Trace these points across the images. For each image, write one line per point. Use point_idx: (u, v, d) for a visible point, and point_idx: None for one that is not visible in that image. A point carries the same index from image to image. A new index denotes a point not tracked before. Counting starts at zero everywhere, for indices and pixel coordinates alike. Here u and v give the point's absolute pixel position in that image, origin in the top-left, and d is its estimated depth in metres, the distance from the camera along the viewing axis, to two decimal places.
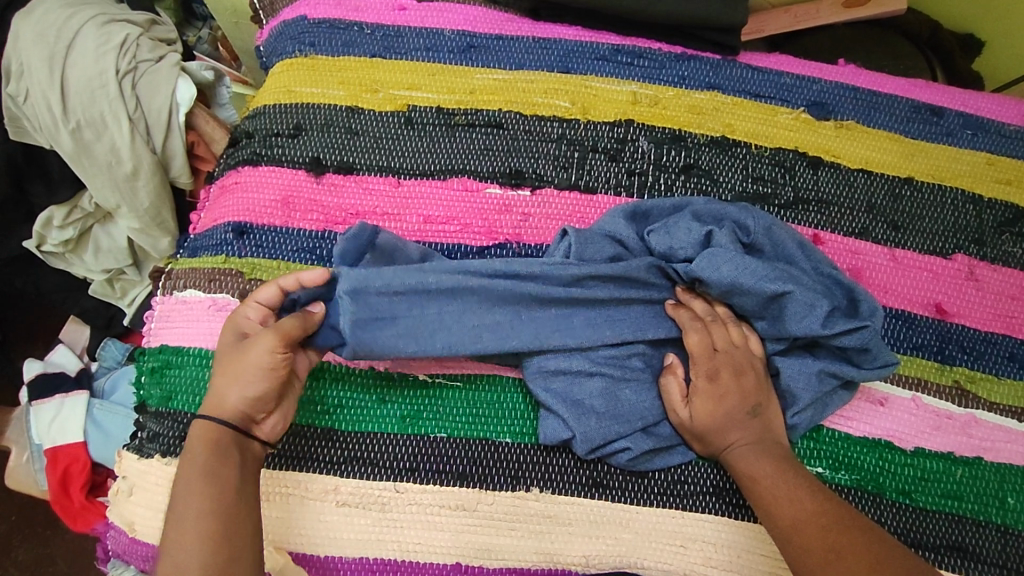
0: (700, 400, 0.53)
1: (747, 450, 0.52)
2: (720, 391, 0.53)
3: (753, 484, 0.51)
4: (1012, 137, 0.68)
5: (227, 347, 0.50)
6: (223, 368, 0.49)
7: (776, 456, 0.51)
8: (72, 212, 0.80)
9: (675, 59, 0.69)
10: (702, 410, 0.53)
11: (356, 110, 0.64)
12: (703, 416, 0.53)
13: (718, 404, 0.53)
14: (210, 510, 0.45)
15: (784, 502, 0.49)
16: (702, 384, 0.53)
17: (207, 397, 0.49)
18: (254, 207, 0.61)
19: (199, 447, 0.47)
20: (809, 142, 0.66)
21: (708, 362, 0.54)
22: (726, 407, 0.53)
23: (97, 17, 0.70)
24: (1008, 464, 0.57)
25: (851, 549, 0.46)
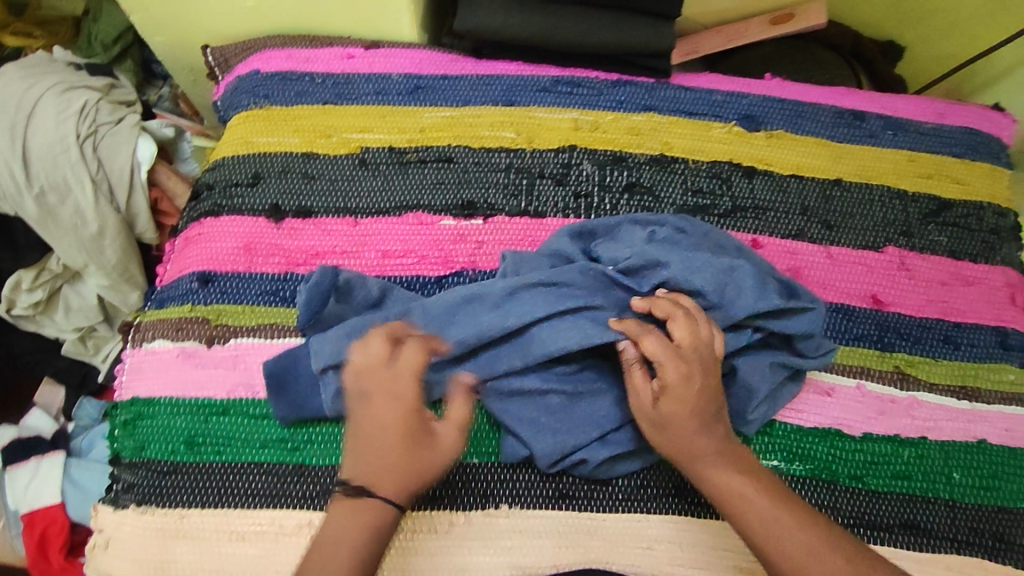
0: (665, 403, 0.52)
1: (715, 455, 0.52)
2: (686, 390, 0.52)
3: (722, 490, 0.51)
4: (930, 134, 0.73)
5: (411, 429, 0.49)
6: (403, 453, 0.48)
7: (740, 461, 0.53)
8: (41, 273, 0.80)
9: (612, 85, 0.72)
10: (669, 413, 0.52)
11: (312, 155, 0.67)
12: (669, 418, 0.52)
13: (686, 408, 0.52)
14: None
15: (755, 505, 0.50)
16: (671, 386, 0.52)
17: (398, 484, 0.48)
18: (217, 255, 0.63)
19: (362, 521, 0.47)
20: (743, 154, 0.70)
21: (674, 363, 0.52)
22: (694, 410, 0.52)
23: (56, 85, 0.73)
24: (951, 441, 0.61)
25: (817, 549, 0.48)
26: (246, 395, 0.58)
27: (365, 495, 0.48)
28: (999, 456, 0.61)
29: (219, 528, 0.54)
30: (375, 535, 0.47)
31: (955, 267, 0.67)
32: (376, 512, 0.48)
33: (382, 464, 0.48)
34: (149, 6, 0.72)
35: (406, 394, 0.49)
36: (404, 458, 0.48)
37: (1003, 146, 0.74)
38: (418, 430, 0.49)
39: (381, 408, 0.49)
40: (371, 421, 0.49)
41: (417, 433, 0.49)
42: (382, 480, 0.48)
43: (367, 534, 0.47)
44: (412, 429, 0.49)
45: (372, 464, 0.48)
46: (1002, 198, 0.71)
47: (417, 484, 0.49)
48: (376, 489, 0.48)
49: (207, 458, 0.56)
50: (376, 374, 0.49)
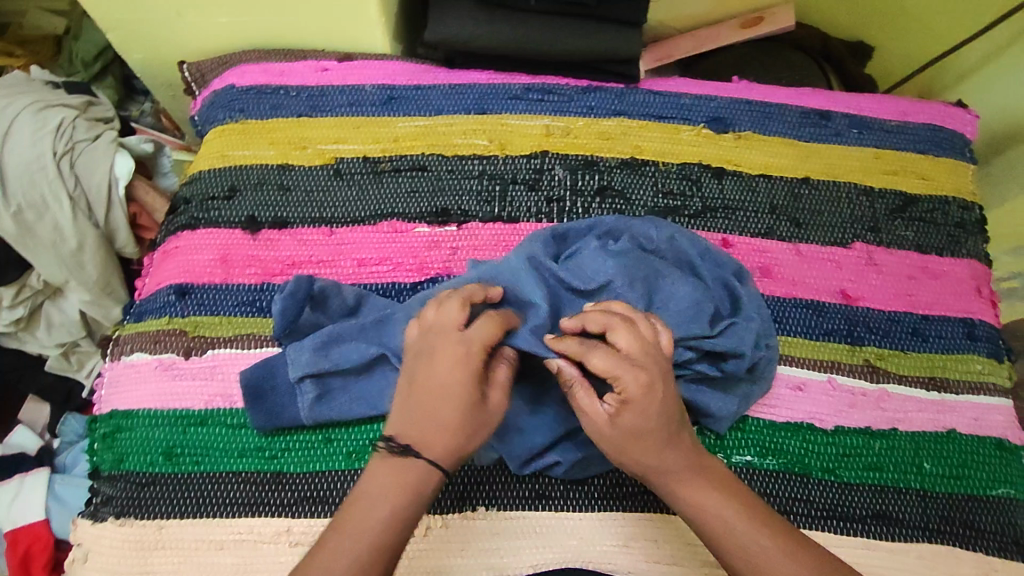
0: (627, 419, 0.48)
1: (685, 472, 0.49)
2: (648, 403, 0.47)
3: (692, 505, 0.49)
4: (895, 131, 0.74)
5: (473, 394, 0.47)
6: (460, 419, 0.47)
7: (711, 474, 0.50)
8: (22, 291, 0.80)
9: (582, 92, 0.73)
10: (631, 427, 0.48)
11: (287, 167, 0.68)
12: (628, 434, 0.48)
13: (649, 424, 0.48)
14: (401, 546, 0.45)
15: (726, 523, 0.48)
16: (634, 400, 0.47)
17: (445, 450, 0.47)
18: (195, 268, 0.64)
19: (403, 485, 0.46)
20: (711, 155, 0.71)
21: (635, 373, 0.47)
22: (655, 427, 0.48)
23: (32, 103, 0.73)
24: (921, 432, 0.62)
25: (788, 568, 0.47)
26: (224, 405, 0.58)
27: (411, 457, 0.46)
28: (968, 445, 0.62)
29: (199, 537, 0.55)
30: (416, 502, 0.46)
31: (923, 260, 0.69)
32: (423, 477, 0.46)
33: (435, 427, 0.47)
34: (124, 24, 0.73)
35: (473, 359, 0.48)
36: (457, 424, 0.47)
37: (967, 142, 0.75)
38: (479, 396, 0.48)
39: (445, 367, 0.47)
40: (430, 381, 0.47)
41: (475, 401, 0.47)
42: (433, 443, 0.46)
43: (407, 497, 0.46)
44: (474, 394, 0.47)
45: (423, 427, 0.47)
46: (966, 192, 0.72)
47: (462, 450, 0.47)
48: (425, 453, 0.46)
49: (186, 468, 0.57)
50: (442, 338, 0.48)
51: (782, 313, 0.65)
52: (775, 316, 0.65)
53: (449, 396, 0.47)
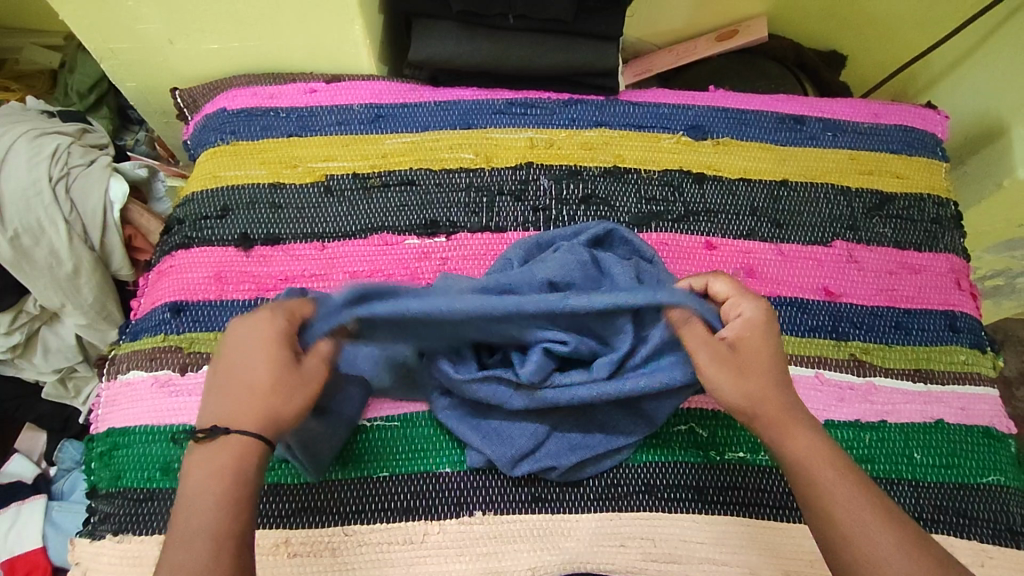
0: (744, 346, 0.51)
1: (794, 416, 0.49)
2: (764, 329, 0.52)
3: (788, 450, 0.48)
4: (868, 134, 0.76)
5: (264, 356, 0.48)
6: (259, 379, 0.47)
7: (816, 430, 0.50)
8: (18, 317, 0.80)
9: (564, 105, 0.75)
10: (746, 346, 0.51)
11: (278, 185, 0.70)
12: (746, 355, 0.51)
13: (765, 353, 0.51)
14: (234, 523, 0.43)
15: (821, 470, 0.47)
16: (752, 322, 0.52)
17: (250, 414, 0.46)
18: (188, 285, 0.65)
19: (223, 460, 0.45)
20: (691, 161, 0.73)
21: (749, 299, 0.53)
22: (767, 350, 0.51)
23: (28, 131, 0.75)
24: (910, 423, 0.63)
25: (873, 527, 0.44)
26: None
27: (222, 435, 0.46)
28: (957, 435, 0.63)
29: None
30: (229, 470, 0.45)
31: (901, 256, 0.70)
32: (240, 446, 0.46)
33: (240, 398, 0.47)
34: (117, 53, 0.75)
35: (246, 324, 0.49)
36: (256, 386, 0.47)
37: (938, 141, 0.78)
38: (269, 354, 0.48)
39: (238, 342, 0.49)
40: (232, 360, 0.48)
41: (275, 357, 0.48)
42: (236, 412, 0.46)
43: (225, 479, 0.44)
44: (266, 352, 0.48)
45: (233, 402, 0.47)
46: (940, 189, 0.74)
47: (275, 415, 0.47)
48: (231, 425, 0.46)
49: None
50: (247, 322, 0.50)
51: None
52: None
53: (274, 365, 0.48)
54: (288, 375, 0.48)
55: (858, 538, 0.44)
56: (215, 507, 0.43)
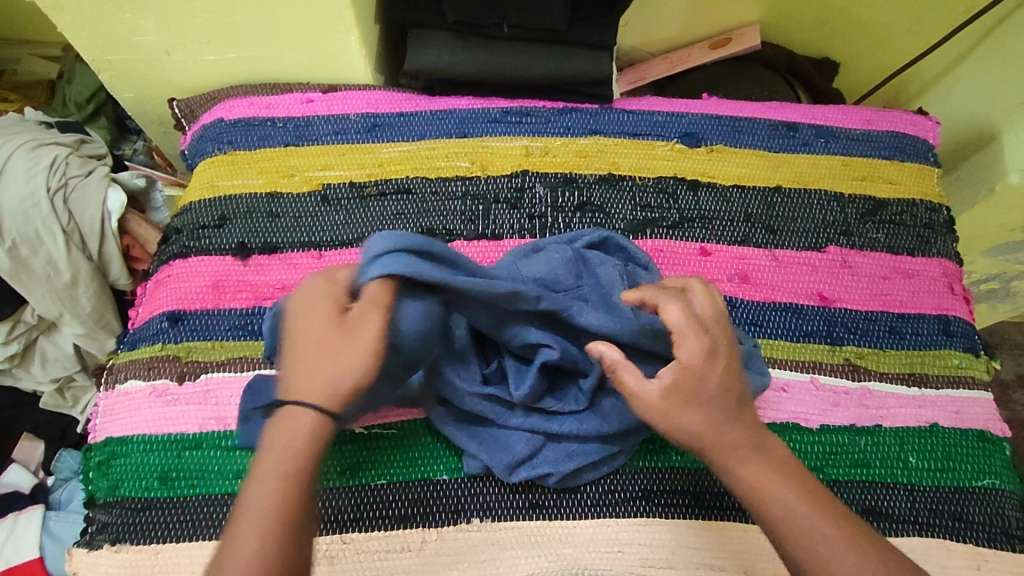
0: (683, 387, 0.48)
1: (750, 448, 0.48)
2: (706, 366, 0.48)
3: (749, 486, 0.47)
4: (860, 140, 0.77)
5: (326, 320, 0.47)
6: (321, 347, 0.46)
7: (777, 458, 0.48)
8: (16, 327, 0.80)
9: (559, 113, 0.76)
10: (682, 388, 0.48)
11: (276, 195, 0.70)
12: (684, 399, 0.48)
13: (704, 389, 0.48)
14: (288, 505, 0.43)
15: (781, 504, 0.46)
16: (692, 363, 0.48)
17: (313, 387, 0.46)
18: (186, 295, 0.65)
19: (281, 438, 0.45)
20: (686, 168, 0.74)
21: (694, 336, 0.48)
22: (709, 390, 0.48)
23: (26, 142, 0.75)
24: (905, 427, 0.63)
25: (840, 559, 0.44)
26: (218, 428, 0.59)
27: (291, 407, 0.45)
28: (951, 438, 0.63)
29: (194, 560, 0.55)
30: (284, 448, 0.44)
31: (894, 261, 0.71)
32: (297, 422, 0.45)
33: (306, 369, 0.46)
34: (115, 64, 0.76)
35: (315, 289, 0.49)
36: (318, 356, 0.46)
37: (930, 147, 0.78)
38: (333, 321, 0.47)
39: (309, 307, 0.48)
40: (302, 326, 0.48)
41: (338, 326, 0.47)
42: (302, 384, 0.46)
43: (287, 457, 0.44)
44: (329, 318, 0.47)
45: (299, 373, 0.46)
46: (932, 194, 0.75)
47: (335, 390, 0.45)
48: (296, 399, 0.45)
49: (180, 492, 0.57)
50: (310, 282, 0.50)
51: (762, 317, 0.67)
52: (756, 321, 0.67)
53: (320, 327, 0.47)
54: (343, 346, 0.46)
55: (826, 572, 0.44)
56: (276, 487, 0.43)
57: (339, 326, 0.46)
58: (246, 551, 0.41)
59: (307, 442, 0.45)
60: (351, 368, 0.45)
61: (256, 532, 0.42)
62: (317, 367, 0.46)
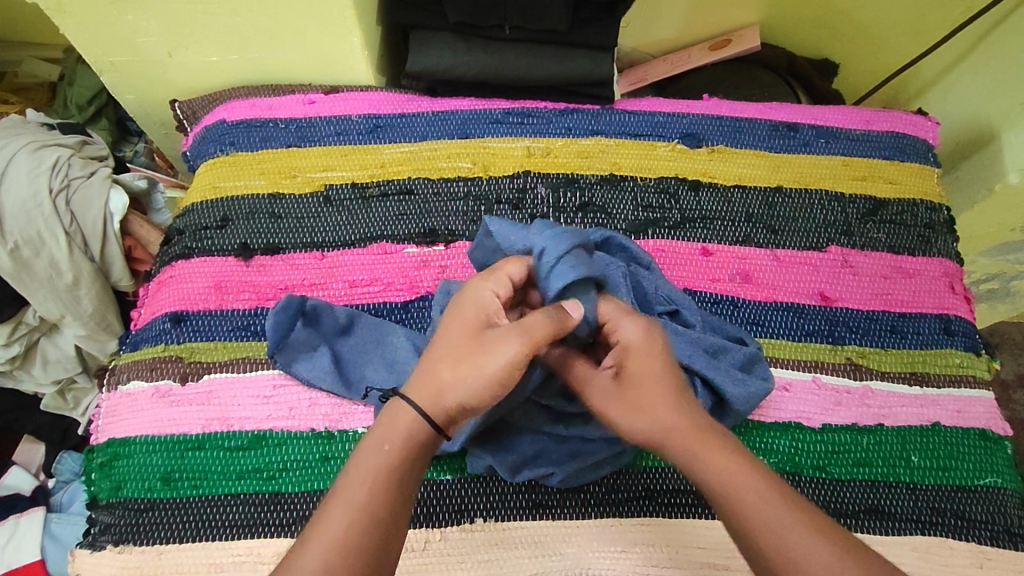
0: (633, 373, 0.49)
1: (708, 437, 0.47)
2: (647, 350, 0.50)
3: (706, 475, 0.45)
4: (861, 140, 0.77)
5: (466, 329, 0.49)
6: (448, 356, 0.48)
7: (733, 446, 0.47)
8: (17, 329, 0.80)
9: (560, 114, 0.76)
10: (634, 372, 0.49)
11: (278, 196, 0.70)
12: (638, 381, 0.49)
13: (652, 375, 0.49)
14: (376, 496, 0.43)
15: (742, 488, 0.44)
16: (632, 345, 0.50)
17: (428, 392, 0.47)
18: (189, 295, 0.65)
19: (381, 432, 0.46)
20: (687, 169, 0.74)
21: (631, 320, 0.51)
22: (656, 372, 0.49)
23: (28, 144, 0.75)
24: (906, 426, 0.63)
25: (805, 545, 0.42)
26: (220, 428, 0.59)
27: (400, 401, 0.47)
28: (952, 437, 0.63)
29: (197, 561, 0.55)
30: (381, 442, 0.45)
31: (895, 261, 0.71)
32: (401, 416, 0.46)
33: (436, 372, 0.47)
34: (117, 66, 0.76)
35: (476, 293, 0.50)
36: (442, 362, 0.48)
37: (930, 147, 0.79)
38: (473, 333, 0.48)
39: (460, 314, 0.50)
40: (447, 331, 0.49)
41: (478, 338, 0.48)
42: (421, 385, 0.47)
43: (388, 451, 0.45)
44: (467, 329, 0.49)
45: (427, 372, 0.48)
46: (932, 194, 0.75)
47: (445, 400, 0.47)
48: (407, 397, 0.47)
49: (183, 493, 0.57)
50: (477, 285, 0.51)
51: (764, 317, 0.67)
52: (757, 320, 0.67)
53: (461, 335, 0.49)
54: (471, 362, 0.47)
55: (798, 568, 0.41)
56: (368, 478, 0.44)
57: (473, 342, 0.48)
58: (330, 537, 0.42)
59: (403, 440, 0.45)
60: (465, 384, 0.47)
61: (342, 519, 0.42)
62: (435, 374, 0.47)
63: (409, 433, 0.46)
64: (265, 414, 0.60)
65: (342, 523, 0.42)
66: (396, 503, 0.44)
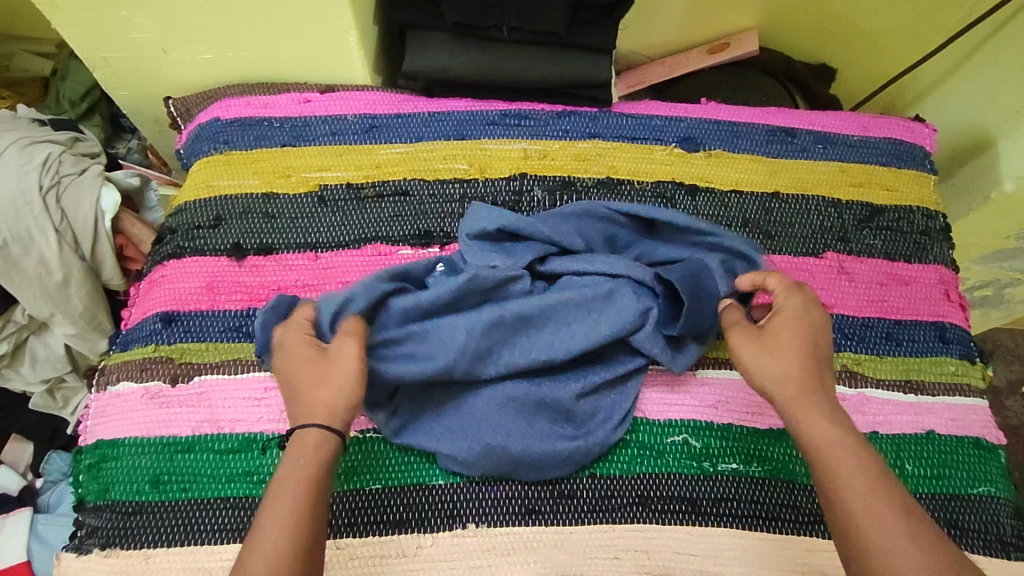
0: (777, 329, 0.54)
1: (817, 405, 0.50)
2: (809, 318, 0.55)
3: (805, 435, 0.49)
4: (858, 146, 0.77)
5: (307, 360, 0.52)
6: (312, 380, 0.51)
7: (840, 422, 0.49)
8: (6, 326, 0.79)
9: (557, 116, 0.76)
10: (784, 326, 0.54)
11: (271, 195, 0.70)
12: (776, 332, 0.54)
13: (795, 337, 0.53)
14: (300, 508, 0.45)
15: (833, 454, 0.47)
16: (790, 310, 0.55)
17: (307, 409, 0.50)
18: (180, 295, 0.64)
19: (291, 453, 0.48)
20: (684, 173, 0.74)
21: (799, 296, 0.56)
22: (800, 334, 0.53)
23: (19, 140, 0.74)
24: (902, 434, 0.63)
25: (883, 530, 0.43)
26: (210, 431, 0.59)
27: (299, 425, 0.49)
28: (947, 445, 0.63)
29: (186, 565, 0.54)
30: (298, 458, 0.47)
31: (892, 268, 0.71)
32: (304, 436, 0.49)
33: (310, 394, 0.50)
34: (110, 62, 0.75)
35: (285, 337, 0.55)
36: (308, 384, 0.51)
37: (927, 154, 0.79)
38: (314, 356, 0.53)
39: (295, 355, 0.53)
40: (292, 373, 0.52)
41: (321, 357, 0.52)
42: (305, 409, 0.50)
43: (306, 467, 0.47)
44: (308, 360, 0.52)
45: (303, 399, 0.50)
46: (929, 202, 0.75)
47: (334, 411, 0.50)
48: (297, 421, 0.50)
49: (172, 496, 0.57)
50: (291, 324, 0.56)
51: None
52: None
53: (307, 365, 0.52)
54: (331, 371, 0.51)
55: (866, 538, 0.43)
56: (295, 493, 0.46)
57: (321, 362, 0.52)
58: (267, 551, 0.43)
59: (313, 453, 0.48)
60: (341, 391, 0.50)
61: (274, 530, 0.44)
62: (314, 395, 0.50)
63: (316, 442, 0.48)
64: (256, 416, 0.59)
65: (273, 535, 0.44)
66: (316, 512, 0.46)
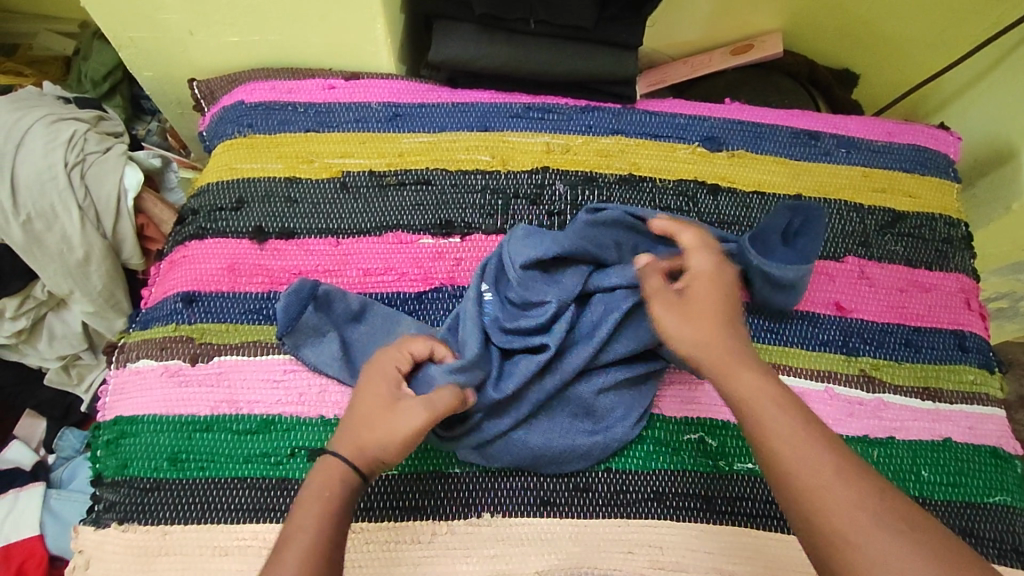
0: (693, 292, 0.54)
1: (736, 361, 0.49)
2: (715, 276, 0.55)
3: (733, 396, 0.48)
4: (881, 151, 0.77)
5: (381, 394, 0.51)
6: (368, 418, 0.50)
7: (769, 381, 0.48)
8: (25, 302, 0.79)
9: (581, 111, 0.76)
10: (698, 289, 0.54)
11: (294, 179, 0.70)
12: (693, 296, 0.53)
13: (708, 297, 0.53)
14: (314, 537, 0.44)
15: (763, 411, 0.46)
16: (701, 274, 0.55)
17: (351, 441, 0.49)
18: (201, 276, 0.65)
19: (319, 481, 0.47)
20: (706, 172, 0.74)
21: (701, 254, 0.57)
22: (703, 294, 0.53)
23: (45, 116, 0.75)
24: (918, 440, 0.63)
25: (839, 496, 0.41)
26: (229, 411, 0.59)
27: (334, 454, 0.49)
28: (963, 454, 0.63)
29: (202, 543, 0.55)
30: (322, 490, 0.47)
31: (913, 274, 0.71)
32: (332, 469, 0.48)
33: (361, 429, 0.50)
34: (136, 42, 0.75)
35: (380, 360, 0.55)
36: (367, 419, 0.50)
37: (951, 162, 0.78)
38: (389, 395, 0.51)
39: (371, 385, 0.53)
40: (360, 403, 0.52)
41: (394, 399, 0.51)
42: (349, 441, 0.49)
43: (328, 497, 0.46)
44: (378, 397, 0.51)
45: (350, 433, 0.50)
46: (952, 210, 0.75)
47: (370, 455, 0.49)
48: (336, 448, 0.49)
49: (190, 474, 0.57)
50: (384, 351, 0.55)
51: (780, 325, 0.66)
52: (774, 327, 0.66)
53: (377, 401, 0.51)
54: (389, 419, 0.50)
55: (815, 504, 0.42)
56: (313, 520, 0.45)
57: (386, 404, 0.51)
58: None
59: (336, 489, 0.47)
60: (384, 439, 0.49)
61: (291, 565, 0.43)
62: (361, 431, 0.49)
63: (341, 478, 0.47)
64: (274, 398, 0.60)
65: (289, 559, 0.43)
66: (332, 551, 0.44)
